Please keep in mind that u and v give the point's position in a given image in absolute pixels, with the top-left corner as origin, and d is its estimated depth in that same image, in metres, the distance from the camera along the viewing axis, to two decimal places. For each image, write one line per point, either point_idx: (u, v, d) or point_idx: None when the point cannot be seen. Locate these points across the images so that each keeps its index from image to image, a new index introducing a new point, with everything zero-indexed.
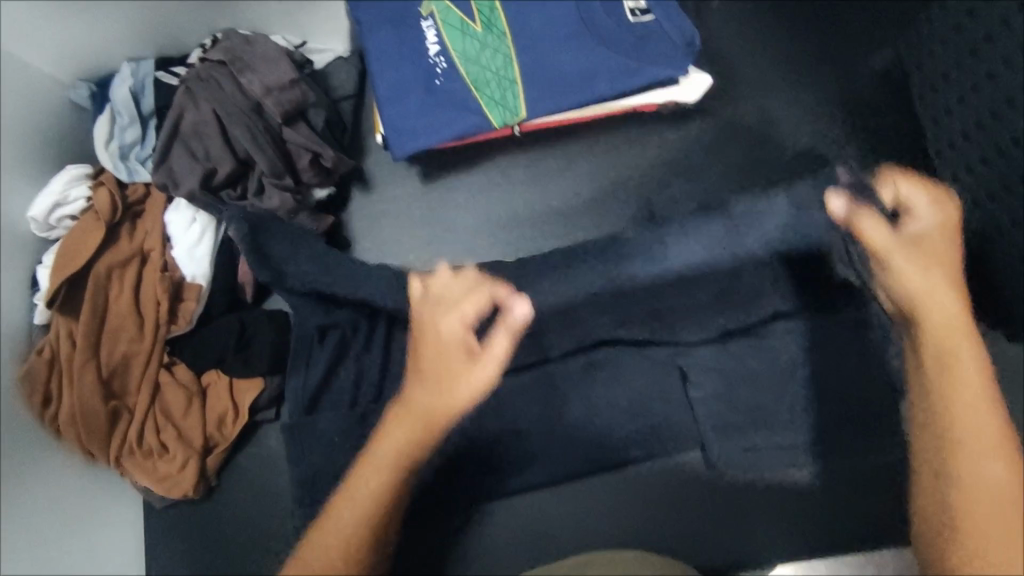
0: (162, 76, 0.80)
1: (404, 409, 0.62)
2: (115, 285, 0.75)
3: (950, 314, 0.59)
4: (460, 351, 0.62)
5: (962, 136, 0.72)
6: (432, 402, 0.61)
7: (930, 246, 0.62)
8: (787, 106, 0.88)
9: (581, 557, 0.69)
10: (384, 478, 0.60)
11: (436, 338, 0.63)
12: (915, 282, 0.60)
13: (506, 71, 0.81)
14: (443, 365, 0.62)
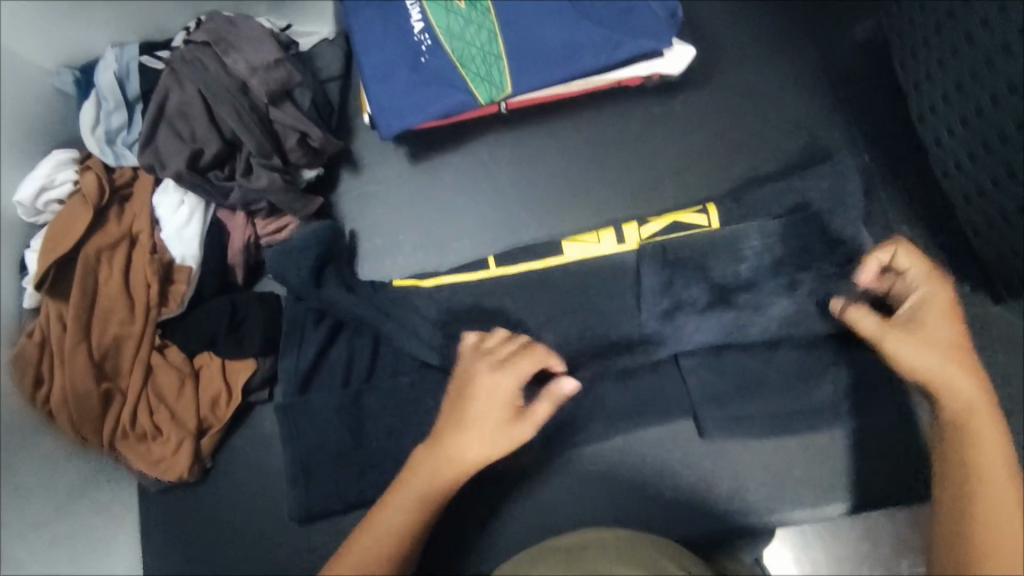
0: (147, 61, 0.82)
1: (434, 452, 0.65)
2: (105, 267, 0.76)
3: (967, 397, 0.59)
4: (499, 408, 0.65)
5: (975, 109, 0.67)
6: (468, 454, 0.64)
7: (930, 324, 0.61)
8: (772, 78, 0.84)
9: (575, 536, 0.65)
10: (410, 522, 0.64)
11: (477, 392, 0.66)
12: (920, 362, 0.60)
13: (491, 46, 0.78)
14: (484, 417, 0.64)
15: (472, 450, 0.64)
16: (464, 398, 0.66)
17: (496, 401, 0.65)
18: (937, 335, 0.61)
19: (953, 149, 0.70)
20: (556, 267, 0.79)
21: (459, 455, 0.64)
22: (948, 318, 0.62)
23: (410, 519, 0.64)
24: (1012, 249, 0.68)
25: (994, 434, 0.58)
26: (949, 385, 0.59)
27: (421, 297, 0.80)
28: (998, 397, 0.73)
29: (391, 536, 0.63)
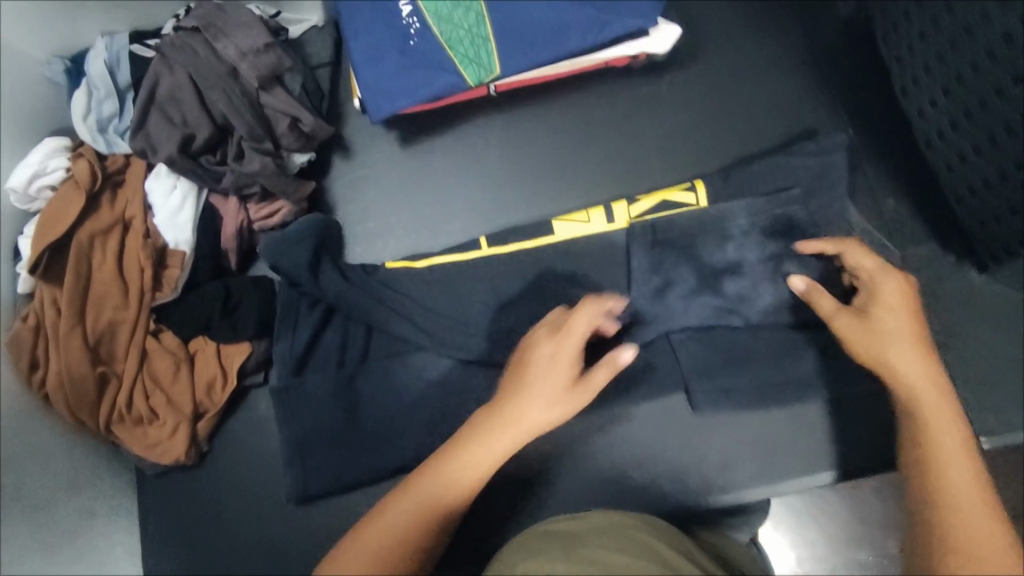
0: (138, 50, 0.81)
1: (495, 415, 0.61)
2: (98, 252, 0.77)
3: (920, 384, 0.55)
4: (563, 370, 0.61)
5: (955, 78, 0.67)
6: (532, 417, 0.59)
7: (881, 312, 0.60)
8: (759, 57, 0.85)
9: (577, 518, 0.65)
10: (467, 488, 0.58)
11: (540, 355, 0.62)
12: (866, 348, 0.59)
13: (478, 27, 0.79)
14: (549, 379, 0.61)
15: (538, 412, 0.60)
16: (526, 364, 0.63)
17: (561, 364, 0.61)
18: (883, 322, 0.59)
19: (937, 119, 0.71)
20: (546, 246, 0.80)
21: (523, 417, 0.59)
22: (901, 303, 0.60)
23: (475, 477, 0.58)
24: (995, 215, 0.69)
25: (950, 414, 0.53)
26: (894, 369, 0.57)
27: (414, 278, 0.80)
28: (991, 366, 0.74)
29: (448, 499, 0.57)
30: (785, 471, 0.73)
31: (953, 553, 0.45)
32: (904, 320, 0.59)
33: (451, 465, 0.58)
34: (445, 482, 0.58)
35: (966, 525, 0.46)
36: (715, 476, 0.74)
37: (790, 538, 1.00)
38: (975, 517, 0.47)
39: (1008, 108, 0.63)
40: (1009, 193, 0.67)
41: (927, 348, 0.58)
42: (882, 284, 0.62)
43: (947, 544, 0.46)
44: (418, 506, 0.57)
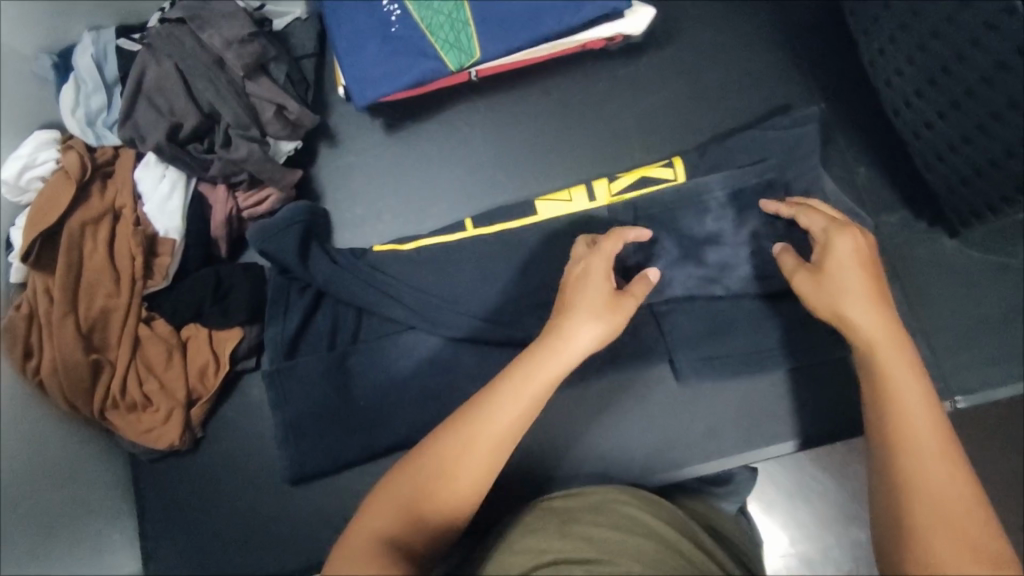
0: (124, 43, 0.83)
1: (543, 340, 0.59)
2: (90, 241, 0.78)
3: (873, 327, 0.56)
4: (603, 295, 0.60)
5: (918, 47, 0.70)
6: (579, 339, 0.58)
7: (834, 261, 0.61)
8: (733, 37, 0.87)
9: (569, 492, 0.69)
10: (522, 412, 0.55)
11: (581, 283, 0.62)
12: (817, 302, 0.61)
13: (458, 13, 0.81)
14: (591, 302, 0.60)
15: (584, 334, 0.58)
16: (570, 292, 0.62)
17: (601, 288, 0.60)
18: (835, 279, 0.60)
19: (902, 87, 0.74)
20: (530, 225, 0.82)
21: (571, 337, 0.58)
22: (850, 256, 0.61)
23: (533, 392, 0.56)
24: (962, 177, 0.72)
25: (905, 364, 0.54)
26: (849, 322, 0.58)
27: (402, 259, 0.82)
28: (965, 328, 0.76)
29: (502, 421, 0.55)
30: (769, 435, 0.75)
31: (920, 508, 0.48)
32: (858, 274, 0.60)
33: (500, 387, 0.56)
34: (495, 403, 0.55)
35: (933, 478, 0.49)
36: (703, 443, 0.76)
37: (783, 519, 1.01)
38: (939, 466, 0.49)
39: (970, 71, 0.66)
40: (974, 154, 0.69)
41: (885, 304, 0.58)
42: (833, 240, 0.62)
43: (914, 500, 0.48)
44: (468, 429, 0.55)
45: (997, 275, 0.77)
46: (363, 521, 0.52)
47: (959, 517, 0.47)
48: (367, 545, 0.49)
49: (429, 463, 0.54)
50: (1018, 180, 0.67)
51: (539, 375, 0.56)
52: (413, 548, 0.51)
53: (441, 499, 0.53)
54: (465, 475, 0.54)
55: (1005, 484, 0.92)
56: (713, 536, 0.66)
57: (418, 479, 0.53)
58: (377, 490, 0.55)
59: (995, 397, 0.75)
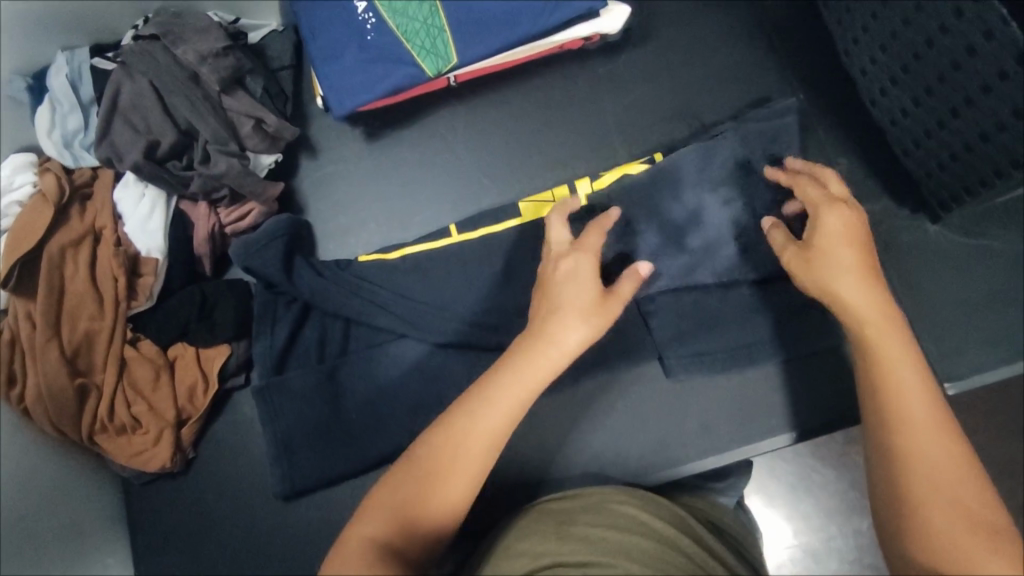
0: (99, 62, 0.82)
1: (530, 338, 0.58)
2: (70, 264, 0.77)
3: (865, 307, 0.55)
4: (588, 290, 0.60)
5: (889, 34, 0.71)
6: (566, 337, 0.58)
7: (824, 240, 0.59)
8: (710, 31, 0.87)
9: (568, 493, 0.69)
10: (510, 414, 0.55)
11: (562, 277, 0.62)
12: (807, 281, 0.60)
13: (433, 18, 0.81)
14: (575, 300, 0.59)
15: (570, 332, 0.58)
16: (551, 288, 0.61)
17: (584, 283, 0.61)
18: (826, 256, 0.59)
19: (877, 74, 0.75)
20: (515, 228, 0.81)
21: (557, 336, 0.58)
22: (840, 234, 0.59)
23: (523, 390, 0.56)
24: (938, 162, 0.72)
25: (899, 339, 0.54)
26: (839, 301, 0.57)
27: (388, 267, 0.81)
28: (953, 312, 0.76)
29: (491, 422, 0.54)
30: (766, 429, 0.75)
31: (919, 486, 0.48)
32: (847, 251, 0.58)
33: (489, 388, 0.56)
34: (484, 405, 0.55)
35: (930, 455, 0.48)
36: (699, 440, 0.75)
37: (784, 511, 1.01)
38: (937, 441, 0.49)
39: (942, 55, 0.66)
40: (949, 139, 0.70)
41: (876, 281, 0.57)
42: (824, 217, 0.60)
43: (911, 479, 0.48)
44: (458, 432, 0.54)
45: (983, 258, 0.77)
46: (355, 529, 0.51)
47: (957, 490, 0.47)
48: (361, 552, 0.48)
49: (419, 466, 0.53)
50: (992, 164, 0.67)
51: (525, 375, 0.56)
52: (409, 553, 0.50)
53: (434, 504, 0.53)
54: (457, 479, 0.53)
55: (1002, 466, 0.92)
56: (710, 529, 0.66)
57: (409, 483, 0.53)
58: (368, 498, 0.54)
59: (986, 379, 0.75)
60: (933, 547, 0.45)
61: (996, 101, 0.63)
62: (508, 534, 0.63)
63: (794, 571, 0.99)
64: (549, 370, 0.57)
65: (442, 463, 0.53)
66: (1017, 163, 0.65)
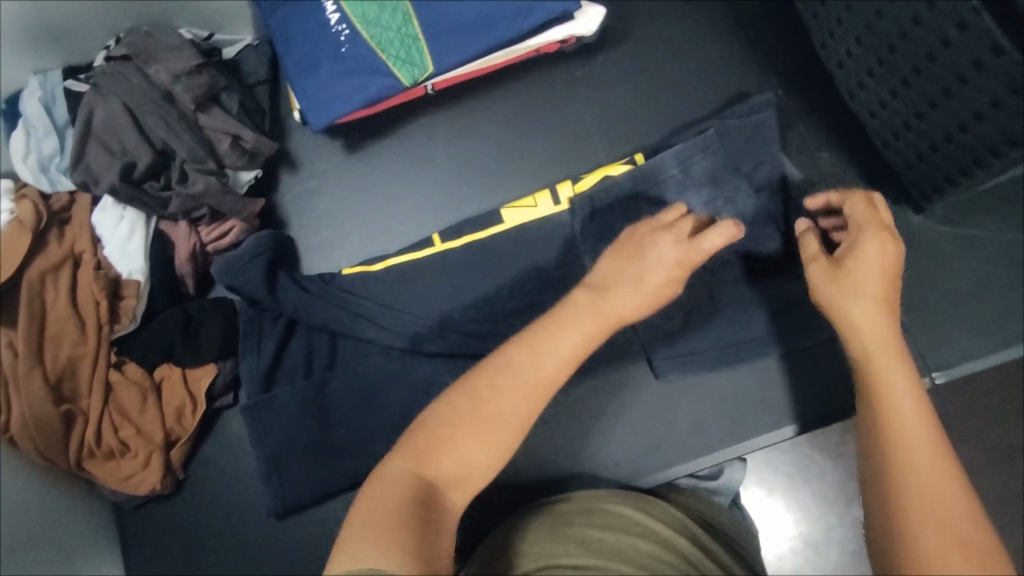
0: (72, 85, 0.80)
1: (584, 299, 0.56)
2: (50, 290, 0.76)
3: (880, 321, 0.54)
4: (676, 255, 0.58)
5: (864, 27, 0.70)
6: (626, 300, 0.56)
7: (862, 263, 0.57)
8: (686, 28, 0.87)
9: (568, 497, 0.67)
10: (553, 374, 0.52)
11: (646, 244, 0.59)
12: (829, 292, 0.57)
13: (407, 28, 0.80)
14: (653, 267, 0.58)
15: (632, 297, 0.56)
16: (633, 252, 0.59)
17: (674, 249, 0.58)
18: (858, 273, 0.56)
19: (854, 67, 0.75)
20: (498, 235, 0.81)
21: (617, 299, 0.56)
22: (875, 266, 0.56)
23: (547, 373, 0.51)
24: (918, 154, 0.72)
25: (900, 360, 0.52)
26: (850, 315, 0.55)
27: (372, 280, 0.81)
28: (941, 300, 0.76)
29: (537, 376, 0.51)
30: (758, 427, 0.74)
31: (910, 499, 0.43)
32: (877, 280, 0.56)
33: (536, 343, 0.53)
34: (531, 358, 0.52)
35: (924, 471, 0.44)
36: (692, 440, 0.75)
37: (784, 504, 1.01)
38: (930, 457, 0.45)
39: (917, 47, 0.66)
40: (928, 130, 0.70)
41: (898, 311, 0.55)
42: (865, 242, 0.58)
43: (902, 489, 0.44)
44: (501, 385, 0.51)
45: (966, 246, 0.78)
46: (386, 472, 0.48)
47: (952, 513, 0.42)
48: (391, 502, 0.45)
49: (460, 413, 0.50)
50: (972, 154, 0.67)
51: (572, 337, 0.53)
52: (437, 510, 0.47)
53: (469, 458, 0.49)
54: (498, 435, 0.50)
55: (998, 450, 0.92)
56: (711, 533, 0.65)
57: (447, 431, 0.49)
58: (400, 442, 0.50)
59: (977, 367, 0.74)
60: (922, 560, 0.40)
61: (973, 91, 0.63)
62: (498, 534, 0.63)
63: (795, 563, 0.99)
64: (599, 331, 0.54)
65: (483, 415, 0.50)
66: (995, 151, 0.65)
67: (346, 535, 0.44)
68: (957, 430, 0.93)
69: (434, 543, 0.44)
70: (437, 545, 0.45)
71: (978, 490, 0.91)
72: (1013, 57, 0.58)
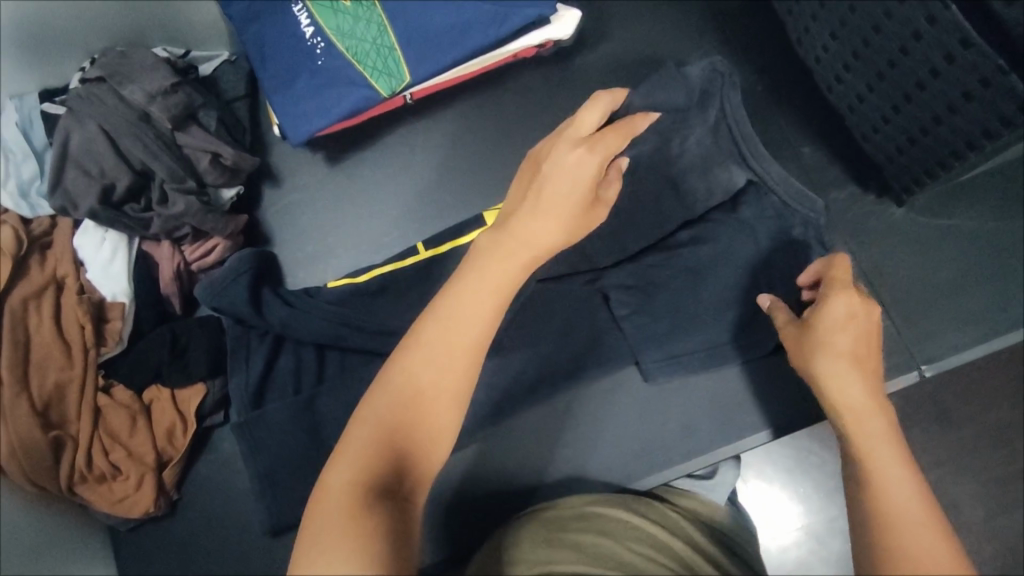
0: (49, 107, 0.78)
1: (497, 242, 0.53)
2: (34, 316, 0.76)
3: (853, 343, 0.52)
4: (592, 182, 0.54)
5: (840, 21, 0.70)
6: (540, 239, 0.53)
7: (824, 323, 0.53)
8: (662, 29, 0.87)
9: (558, 503, 0.65)
10: (481, 326, 0.50)
11: (556, 165, 0.55)
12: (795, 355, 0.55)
13: (382, 38, 0.80)
14: (564, 198, 0.54)
15: (545, 232, 0.53)
16: (534, 176, 0.56)
17: (586, 173, 0.54)
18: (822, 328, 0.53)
19: (831, 62, 0.75)
20: None
21: (531, 237, 0.53)
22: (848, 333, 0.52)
23: (476, 327, 0.49)
24: (897, 147, 0.72)
25: (858, 380, 0.50)
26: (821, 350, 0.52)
27: (359, 292, 0.80)
28: (924, 290, 0.76)
29: (465, 334, 0.49)
30: (750, 425, 0.74)
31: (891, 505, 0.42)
32: (848, 335, 0.52)
33: (455, 301, 0.50)
34: (453, 316, 0.50)
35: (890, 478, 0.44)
36: (684, 441, 0.75)
37: (783, 496, 1.01)
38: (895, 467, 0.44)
39: (891, 42, 0.66)
40: (906, 124, 0.70)
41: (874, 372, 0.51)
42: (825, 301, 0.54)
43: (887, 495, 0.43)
44: (430, 350, 0.49)
45: (949, 235, 0.78)
46: (332, 477, 0.45)
47: (924, 517, 0.42)
48: (345, 506, 0.43)
49: (394, 391, 0.48)
50: (948, 147, 0.67)
51: (492, 282, 0.51)
52: (401, 506, 0.45)
53: (420, 438, 0.47)
54: (437, 403, 0.48)
55: (995, 434, 0.92)
56: (704, 531, 0.65)
57: (386, 413, 0.47)
58: (342, 438, 0.48)
59: (967, 357, 0.75)
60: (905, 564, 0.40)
61: (947, 84, 0.63)
62: (494, 541, 0.63)
63: (800, 554, 0.99)
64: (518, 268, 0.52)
65: (418, 388, 0.48)
66: (972, 144, 0.65)
67: (305, 552, 0.42)
68: (950, 417, 0.93)
69: (407, 535, 0.44)
70: (412, 538, 0.44)
71: (974, 475, 0.92)
72: (984, 49, 0.58)
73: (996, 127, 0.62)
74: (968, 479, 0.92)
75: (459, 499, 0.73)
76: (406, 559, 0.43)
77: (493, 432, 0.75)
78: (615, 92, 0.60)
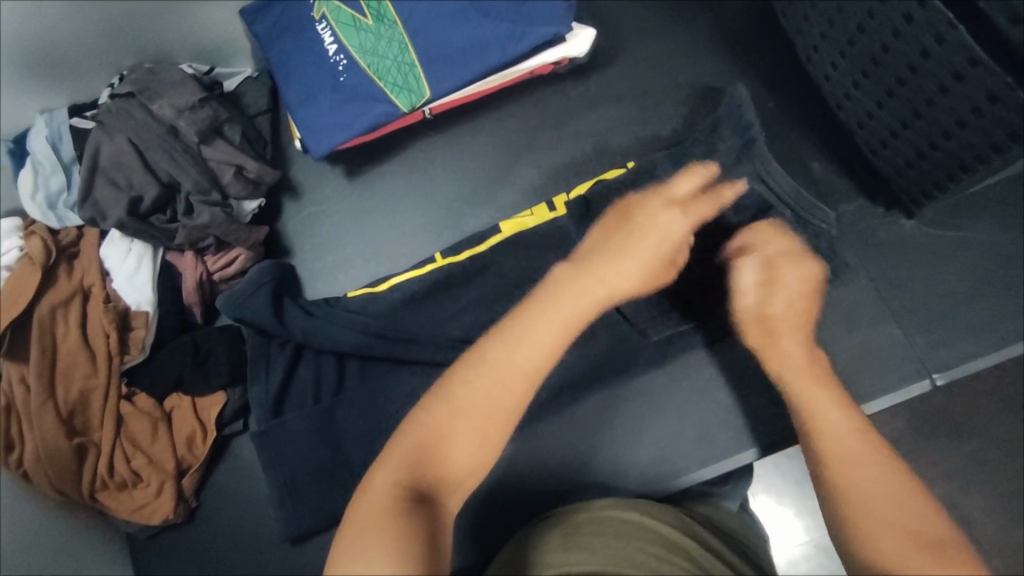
0: (77, 122, 0.81)
1: (579, 276, 0.62)
2: (62, 324, 0.77)
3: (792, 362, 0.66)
4: (679, 236, 0.72)
5: (848, 41, 0.73)
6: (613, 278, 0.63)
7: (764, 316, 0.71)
8: (673, 46, 0.90)
9: (588, 508, 0.64)
10: (543, 354, 0.54)
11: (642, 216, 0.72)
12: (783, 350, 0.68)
13: (403, 55, 0.82)
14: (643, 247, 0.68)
15: (624, 273, 0.65)
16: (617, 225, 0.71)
17: (674, 225, 0.73)
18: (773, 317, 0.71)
19: (840, 79, 0.77)
20: (500, 251, 0.82)
21: (604, 271, 0.64)
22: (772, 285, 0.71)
23: (535, 357, 0.54)
24: (906, 160, 0.74)
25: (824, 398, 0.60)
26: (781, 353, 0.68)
27: (380, 300, 0.81)
28: (934, 301, 0.78)
29: (522, 360, 0.53)
30: (771, 432, 0.74)
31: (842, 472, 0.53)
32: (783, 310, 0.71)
33: (517, 328, 0.55)
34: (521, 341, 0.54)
35: (851, 454, 0.54)
36: (700, 448, 0.75)
37: (794, 509, 1.01)
38: (865, 451, 0.54)
39: (899, 59, 0.68)
40: (915, 138, 0.72)
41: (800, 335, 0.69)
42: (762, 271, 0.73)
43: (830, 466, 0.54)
44: (494, 368, 0.52)
45: (956, 245, 0.80)
46: (376, 478, 0.47)
47: (872, 466, 0.53)
48: (384, 504, 0.44)
49: (452, 402, 0.51)
50: (958, 160, 0.69)
51: (556, 322, 0.56)
52: (434, 510, 0.46)
53: (462, 448, 0.50)
54: (495, 419, 0.51)
55: (1006, 443, 0.93)
56: (717, 534, 0.66)
57: (438, 427, 0.50)
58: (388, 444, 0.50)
59: (976, 366, 0.76)
60: (857, 505, 0.51)
61: (956, 101, 0.65)
62: (511, 549, 0.63)
63: (811, 567, 0.99)
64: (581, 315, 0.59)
65: (477, 404, 0.51)
66: (980, 158, 0.68)
67: (342, 550, 0.42)
68: (961, 425, 0.94)
69: (440, 538, 0.45)
70: (443, 546, 0.45)
71: (988, 484, 0.92)
72: (992, 67, 0.61)
73: (1005, 141, 0.64)
74: (979, 488, 0.92)
75: (477, 503, 0.75)
76: (437, 563, 0.43)
77: (510, 439, 0.76)
78: (708, 169, 0.78)
